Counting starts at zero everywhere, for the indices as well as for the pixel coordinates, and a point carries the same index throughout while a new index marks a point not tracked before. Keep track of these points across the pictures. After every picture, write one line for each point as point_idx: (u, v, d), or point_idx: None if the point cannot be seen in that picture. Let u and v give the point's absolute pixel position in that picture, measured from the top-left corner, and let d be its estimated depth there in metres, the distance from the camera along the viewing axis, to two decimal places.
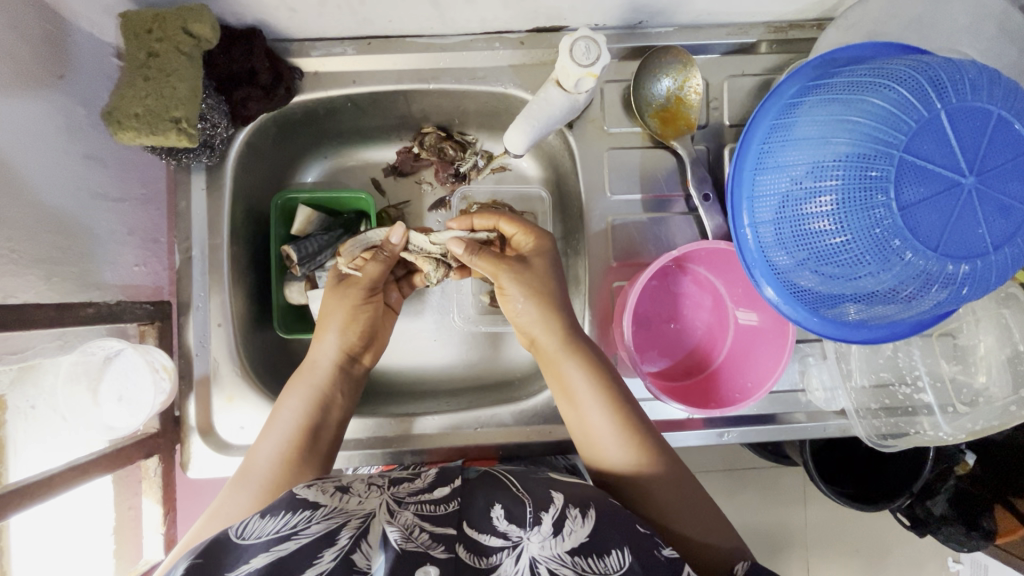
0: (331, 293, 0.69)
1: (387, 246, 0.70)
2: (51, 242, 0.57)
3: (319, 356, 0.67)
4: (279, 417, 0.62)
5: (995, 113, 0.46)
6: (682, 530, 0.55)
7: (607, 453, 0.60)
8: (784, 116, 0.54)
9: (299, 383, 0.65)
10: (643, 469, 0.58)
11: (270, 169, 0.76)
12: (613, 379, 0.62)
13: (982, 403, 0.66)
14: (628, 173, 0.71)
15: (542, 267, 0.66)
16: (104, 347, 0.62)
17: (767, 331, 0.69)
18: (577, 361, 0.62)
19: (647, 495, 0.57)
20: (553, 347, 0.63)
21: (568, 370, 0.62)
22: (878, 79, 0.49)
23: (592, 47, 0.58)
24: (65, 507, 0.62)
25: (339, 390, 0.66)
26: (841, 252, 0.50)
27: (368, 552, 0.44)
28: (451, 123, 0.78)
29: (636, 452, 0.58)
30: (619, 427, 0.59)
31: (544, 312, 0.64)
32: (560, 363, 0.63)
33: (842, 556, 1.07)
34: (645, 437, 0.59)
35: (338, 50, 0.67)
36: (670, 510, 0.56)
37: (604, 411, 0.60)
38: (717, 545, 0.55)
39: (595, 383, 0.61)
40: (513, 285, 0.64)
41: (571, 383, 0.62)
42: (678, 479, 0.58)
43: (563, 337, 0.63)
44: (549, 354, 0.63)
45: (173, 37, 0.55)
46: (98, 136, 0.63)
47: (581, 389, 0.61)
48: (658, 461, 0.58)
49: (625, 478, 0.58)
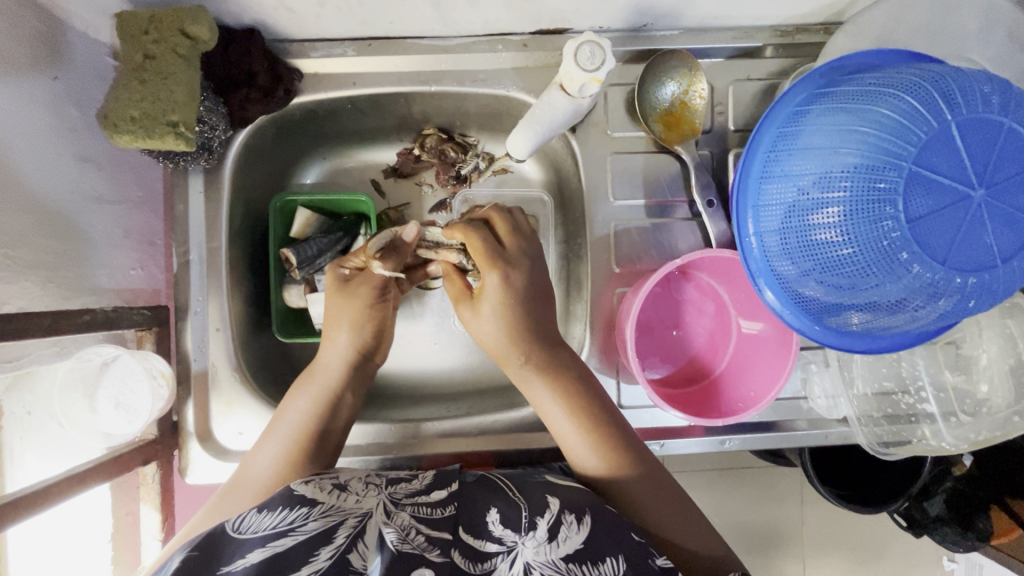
0: (338, 295, 0.67)
1: (400, 246, 0.68)
2: (45, 248, 0.56)
3: (327, 359, 0.65)
4: (284, 418, 0.62)
5: (1006, 125, 0.45)
6: (671, 538, 0.55)
7: (580, 465, 0.60)
8: (792, 123, 0.53)
9: (307, 385, 0.64)
10: (624, 478, 0.58)
11: (269, 170, 0.75)
12: (583, 391, 0.62)
13: (984, 413, 0.66)
14: (631, 178, 0.70)
15: (491, 307, 0.63)
16: (100, 353, 0.61)
17: (769, 340, 0.69)
18: (544, 381, 0.62)
19: (625, 501, 0.57)
20: (521, 370, 0.63)
21: (536, 390, 0.62)
22: (887, 89, 0.48)
23: (596, 51, 0.57)
24: (62, 516, 0.62)
25: (349, 390, 0.66)
26: (849, 263, 0.49)
27: (364, 553, 0.43)
28: (452, 125, 0.77)
29: (610, 462, 0.59)
30: (592, 442, 0.60)
31: (498, 335, 0.63)
32: (529, 387, 0.63)
33: (839, 557, 1.08)
34: (620, 446, 0.59)
35: (339, 51, 0.66)
36: (656, 518, 0.56)
37: (572, 428, 0.60)
38: (710, 558, 0.54)
39: (564, 402, 0.61)
40: (472, 322, 0.65)
41: (542, 404, 0.62)
42: (663, 487, 0.58)
43: (524, 360, 0.62)
44: (515, 376, 0.63)
45: (169, 39, 0.54)
46: (93, 138, 0.62)
47: (550, 409, 0.62)
48: (637, 470, 0.58)
49: (600, 486, 0.59)
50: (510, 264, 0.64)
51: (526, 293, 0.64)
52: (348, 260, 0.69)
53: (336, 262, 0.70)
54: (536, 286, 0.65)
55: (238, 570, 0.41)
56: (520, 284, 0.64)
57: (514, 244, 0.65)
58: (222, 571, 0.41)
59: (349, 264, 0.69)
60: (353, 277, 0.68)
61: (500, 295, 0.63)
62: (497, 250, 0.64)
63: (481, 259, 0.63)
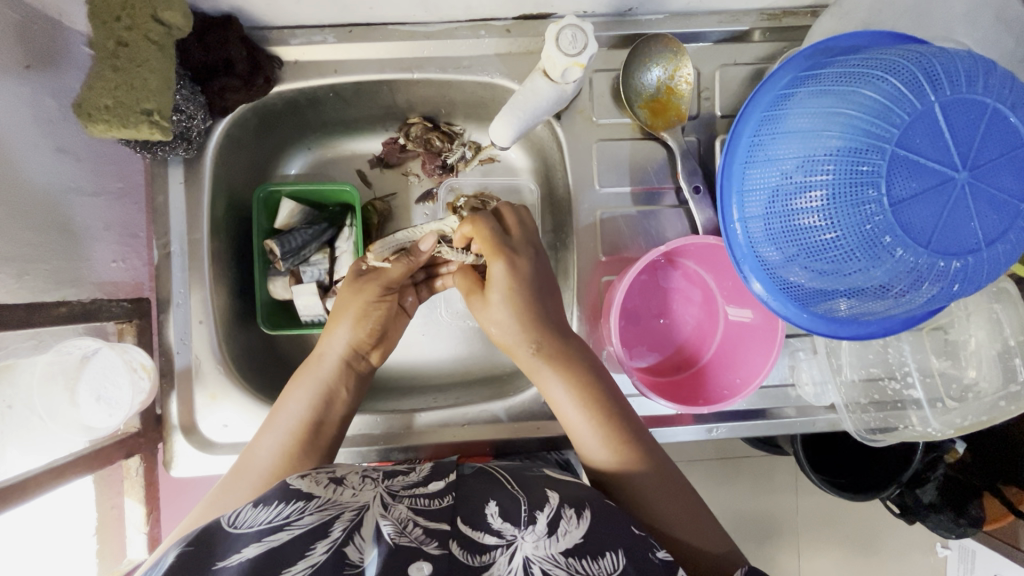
0: (347, 290, 0.67)
1: (414, 252, 0.67)
2: (21, 240, 0.55)
3: (327, 352, 0.65)
4: (284, 410, 0.61)
5: (990, 105, 0.44)
6: (676, 535, 0.55)
7: (592, 457, 0.59)
8: (776, 107, 0.52)
9: (307, 379, 0.64)
10: (631, 471, 0.57)
11: (251, 160, 0.74)
12: (594, 381, 0.61)
13: (971, 398, 0.66)
14: (617, 165, 0.69)
15: (497, 293, 0.63)
16: (81, 347, 0.60)
17: (757, 327, 0.69)
18: (558, 369, 0.61)
19: (631, 493, 0.57)
20: (529, 359, 0.62)
21: (548, 380, 0.61)
22: (872, 70, 0.47)
23: (578, 35, 0.56)
24: (48, 509, 0.62)
25: (345, 386, 0.65)
26: (833, 247, 0.48)
27: (361, 546, 0.43)
28: (437, 114, 0.76)
29: (623, 455, 0.58)
30: (605, 436, 0.59)
31: (509, 325, 0.62)
32: (541, 376, 0.62)
33: (831, 541, 1.08)
34: (630, 437, 0.59)
35: (319, 38, 0.65)
36: (661, 510, 0.56)
37: (585, 420, 0.59)
38: (713, 556, 0.54)
39: (577, 393, 0.60)
40: (480, 315, 0.65)
41: (550, 393, 0.62)
42: (671, 481, 0.57)
43: (538, 349, 0.62)
44: (525, 364, 0.63)
45: (142, 26, 0.53)
46: (69, 129, 0.61)
47: (562, 401, 0.61)
48: (647, 461, 0.58)
49: (611, 476, 0.58)
50: (516, 252, 0.64)
51: (532, 281, 0.64)
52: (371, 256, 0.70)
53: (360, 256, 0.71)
54: (539, 277, 0.65)
55: (234, 565, 0.41)
56: (526, 271, 0.64)
57: (518, 234, 0.66)
58: (219, 566, 0.41)
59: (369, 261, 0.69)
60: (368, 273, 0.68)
61: (503, 284, 0.63)
62: (503, 238, 0.64)
63: (487, 249, 0.63)
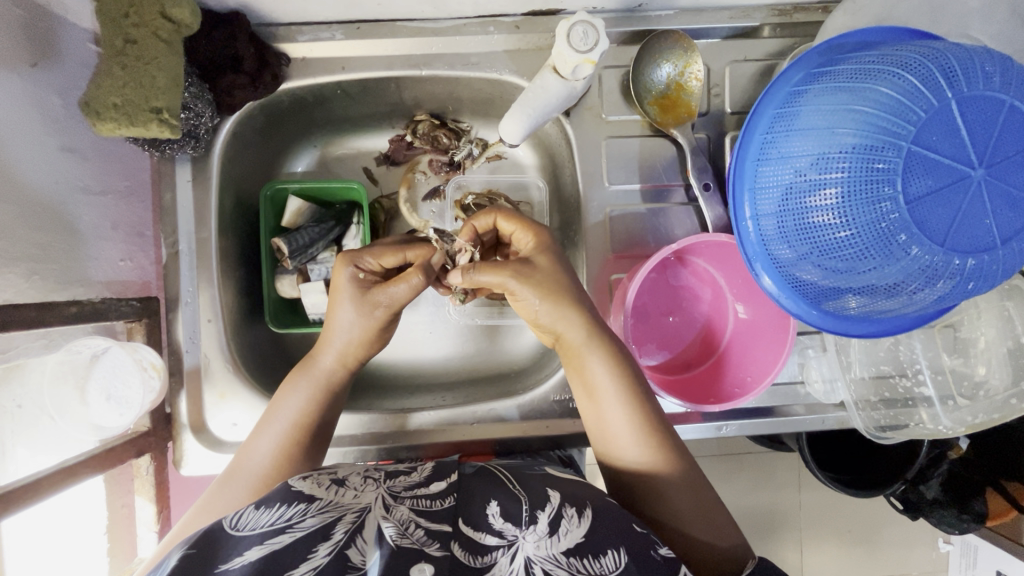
0: (347, 304, 0.62)
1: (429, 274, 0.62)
2: (30, 240, 0.55)
3: (327, 357, 0.63)
4: (279, 412, 0.61)
5: (1006, 102, 0.44)
6: (689, 532, 0.54)
7: (619, 447, 0.58)
8: (789, 104, 0.52)
9: (305, 380, 0.62)
10: (659, 469, 0.56)
11: (258, 158, 0.74)
12: (631, 368, 0.60)
13: (982, 396, 0.66)
14: (627, 162, 0.69)
15: (548, 262, 0.62)
16: (90, 346, 0.60)
17: (768, 325, 0.69)
18: (601, 353, 0.59)
19: (648, 495, 0.56)
20: (577, 342, 0.60)
21: (590, 363, 0.59)
22: (887, 67, 0.47)
23: (590, 32, 0.55)
24: (59, 507, 0.62)
25: (342, 391, 0.64)
26: (847, 245, 0.48)
27: (362, 548, 0.42)
28: (444, 111, 0.76)
29: (651, 448, 0.57)
30: (638, 422, 0.58)
31: (549, 307, 0.59)
32: (583, 356, 0.60)
33: (834, 537, 1.08)
34: (662, 436, 0.58)
35: (327, 35, 0.65)
36: (675, 511, 0.55)
37: (621, 404, 0.58)
38: (726, 550, 0.54)
39: (618, 380, 0.59)
40: (521, 289, 0.59)
41: (591, 377, 0.59)
42: (690, 480, 0.56)
43: (587, 330, 0.60)
44: (571, 349, 0.60)
45: (150, 22, 0.53)
46: (76, 128, 0.60)
47: (603, 384, 0.59)
48: (668, 458, 0.57)
49: (630, 476, 0.57)
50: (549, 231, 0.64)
51: (565, 262, 0.63)
52: (364, 261, 0.63)
53: (350, 256, 0.63)
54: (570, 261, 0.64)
55: (236, 568, 0.40)
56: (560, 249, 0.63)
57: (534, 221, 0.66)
58: (221, 569, 0.41)
59: (364, 269, 0.63)
60: (367, 282, 0.62)
61: (552, 256, 0.62)
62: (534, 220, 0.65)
63: (526, 228, 0.63)
